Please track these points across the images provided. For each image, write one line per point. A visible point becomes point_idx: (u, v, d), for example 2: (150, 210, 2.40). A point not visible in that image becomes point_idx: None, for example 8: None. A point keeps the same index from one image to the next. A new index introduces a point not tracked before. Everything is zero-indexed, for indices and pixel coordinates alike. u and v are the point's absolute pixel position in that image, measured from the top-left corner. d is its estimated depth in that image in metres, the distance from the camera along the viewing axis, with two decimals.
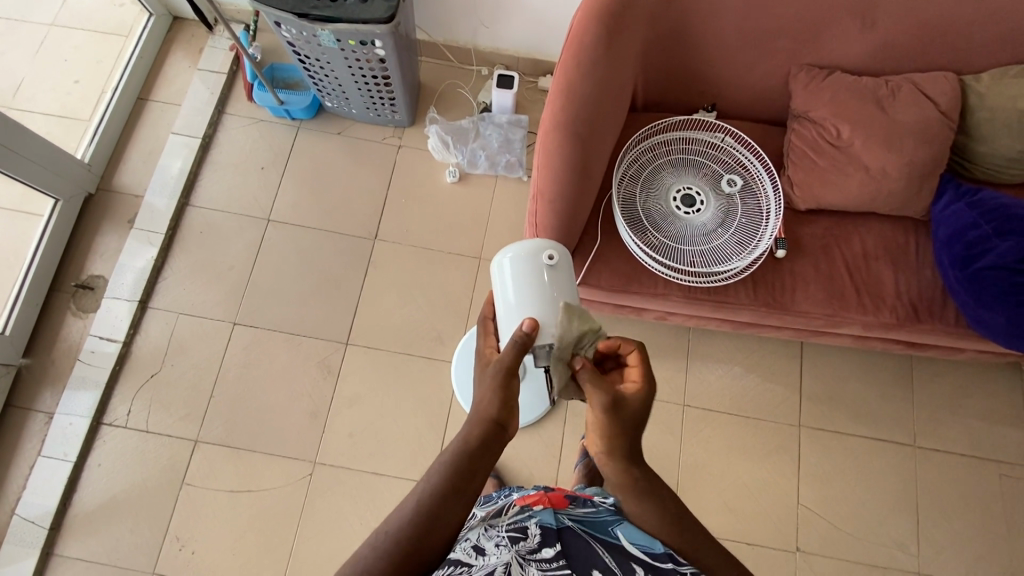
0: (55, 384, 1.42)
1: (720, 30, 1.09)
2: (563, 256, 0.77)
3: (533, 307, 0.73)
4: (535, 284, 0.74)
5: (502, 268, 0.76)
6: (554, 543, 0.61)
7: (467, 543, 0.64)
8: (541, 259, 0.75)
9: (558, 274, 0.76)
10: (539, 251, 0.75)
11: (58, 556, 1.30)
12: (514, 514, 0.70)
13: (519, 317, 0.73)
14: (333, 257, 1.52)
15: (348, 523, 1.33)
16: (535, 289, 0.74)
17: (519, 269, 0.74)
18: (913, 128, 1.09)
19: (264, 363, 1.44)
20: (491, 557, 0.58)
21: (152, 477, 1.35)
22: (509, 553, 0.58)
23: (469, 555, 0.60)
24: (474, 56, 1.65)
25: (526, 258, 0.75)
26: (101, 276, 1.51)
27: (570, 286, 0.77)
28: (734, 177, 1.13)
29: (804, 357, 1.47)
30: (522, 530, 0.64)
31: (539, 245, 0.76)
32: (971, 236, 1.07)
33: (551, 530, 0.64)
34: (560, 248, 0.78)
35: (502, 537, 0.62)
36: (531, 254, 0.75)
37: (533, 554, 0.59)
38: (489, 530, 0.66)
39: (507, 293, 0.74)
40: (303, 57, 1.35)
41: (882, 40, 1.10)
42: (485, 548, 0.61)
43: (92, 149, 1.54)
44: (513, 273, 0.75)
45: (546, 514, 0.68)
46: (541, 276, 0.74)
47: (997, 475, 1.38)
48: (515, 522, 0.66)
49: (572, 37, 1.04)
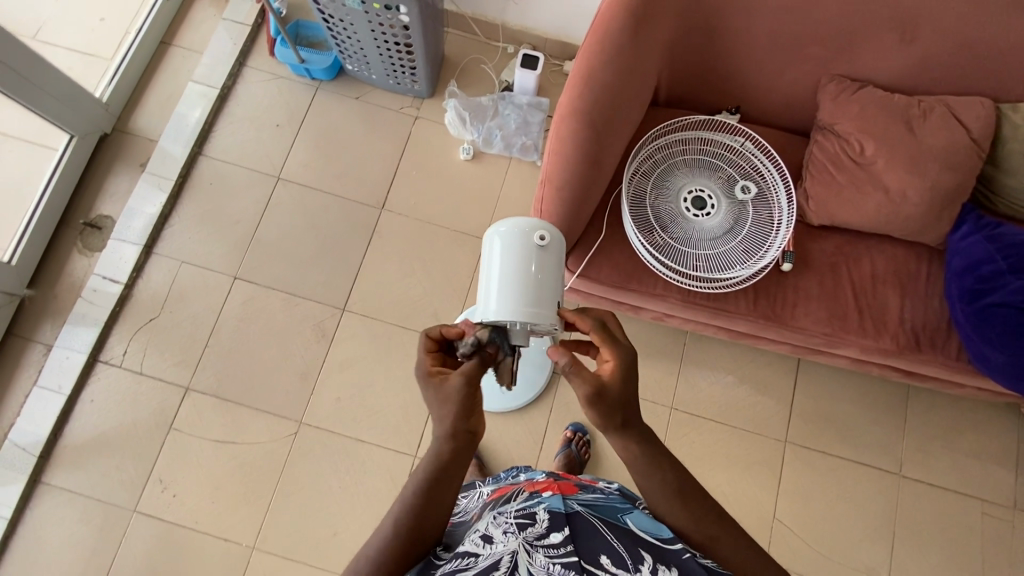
0: (56, 318, 1.45)
1: (753, 30, 1.06)
2: (555, 236, 0.75)
3: (517, 285, 0.72)
4: (522, 263, 0.73)
5: (492, 243, 0.75)
6: (563, 526, 0.60)
7: (477, 534, 0.63)
8: (531, 238, 0.73)
9: (547, 255, 0.74)
10: (530, 230, 0.74)
11: (44, 484, 1.34)
12: (522, 500, 0.70)
13: (500, 287, 0.72)
14: (339, 222, 1.52)
15: (327, 485, 1.35)
16: (521, 265, 0.73)
17: (508, 245, 0.74)
18: (940, 152, 1.05)
19: (260, 320, 1.45)
20: (498, 545, 0.58)
21: (142, 418, 1.38)
22: (516, 540, 0.58)
23: (477, 545, 0.60)
24: (501, 33, 1.62)
25: (516, 235, 0.73)
26: (109, 217, 1.52)
27: (558, 269, 0.75)
28: (749, 184, 1.10)
29: (799, 374, 1.45)
30: (530, 516, 0.63)
31: (531, 224, 0.74)
32: (985, 270, 1.05)
33: (559, 514, 0.63)
34: (554, 229, 0.76)
35: (510, 524, 0.61)
36: (521, 231, 0.74)
37: (541, 540, 0.58)
38: (498, 517, 0.65)
39: (492, 269, 0.74)
40: (327, 16, 1.33)
41: (920, 57, 1.05)
42: (492, 536, 0.60)
43: (111, 89, 1.54)
44: (502, 248, 0.74)
45: (555, 499, 0.66)
46: (529, 255, 0.73)
47: (979, 513, 1.37)
48: (522, 509, 0.65)
49: (598, 23, 1.01)
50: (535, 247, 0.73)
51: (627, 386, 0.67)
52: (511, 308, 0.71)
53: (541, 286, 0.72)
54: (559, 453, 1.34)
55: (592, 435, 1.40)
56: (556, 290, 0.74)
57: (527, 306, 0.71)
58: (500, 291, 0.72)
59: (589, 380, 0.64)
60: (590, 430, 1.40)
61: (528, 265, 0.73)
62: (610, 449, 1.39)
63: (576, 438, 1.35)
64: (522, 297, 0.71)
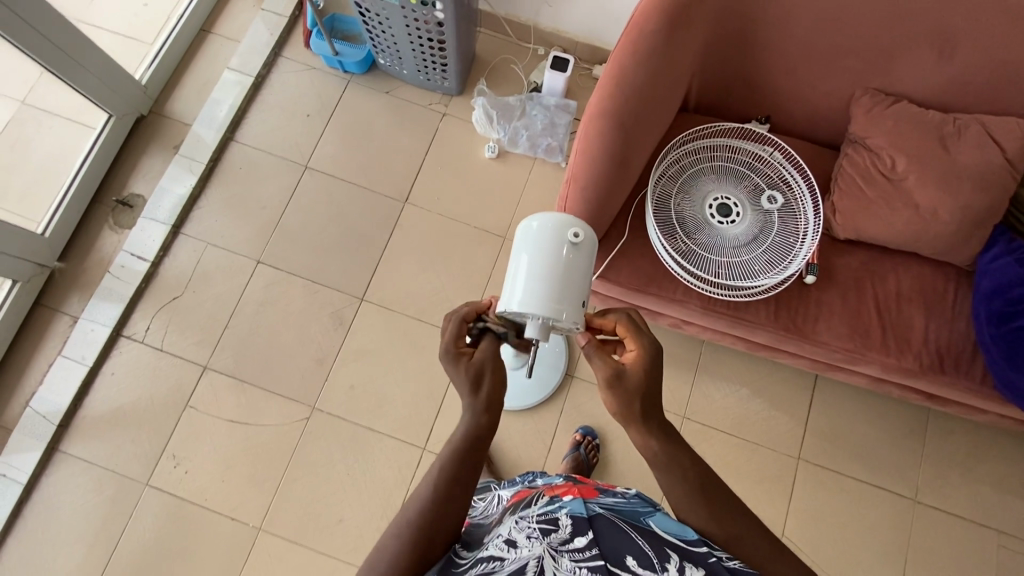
0: (84, 291, 1.48)
1: (787, 40, 1.06)
2: (588, 236, 0.75)
3: (544, 278, 0.72)
4: (553, 258, 0.73)
5: (526, 233, 0.76)
6: (586, 531, 0.61)
7: (499, 538, 0.63)
8: (565, 235, 0.73)
9: (579, 253, 0.74)
10: (565, 227, 0.74)
11: (62, 452, 1.37)
12: (543, 504, 0.69)
13: (529, 281, 0.73)
14: (362, 213, 1.54)
15: (336, 471, 1.36)
16: (553, 261, 0.73)
17: (541, 238, 0.74)
18: (973, 171, 1.03)
19: (280, 305, 1.47)
20: (523, 549, 0.57)
21: (160, 394, 1.41)
22: (541, 545, 0.58)
23: (501, 548, 0.59)
24: (533, 35, 1.63)
25: (551, 229, 0.74)
26: (141, 196, 1.56)
27: (587, 269, 0.75)
28: (776, 194, 1.09)
29: (816, 391, 1.43)
30: (553, 520, 0.63)
31: (567, 220, 0.74)
32: (1014, 294, 1.03)
33: (582, 518, 0.63)
34: (589, 230, 0.75)
35: (534, 529, 0.61)
36: (556, 226, 0.74)
37: (565, 545, 0.59)
38: (520, 521, 0.65)
39: (523, 259, 0.74)
40: (364, 10, 1.35)
41: (957, 75, 1.04)
42: (516, 540, 0.60)
43: (150, 72, 1.58)
44: (535, 240, 0.74)
45: (576, 503, 0.66)
46: (560, 250, 0.73)
47: (996, 545, 1.33)
48: (544, 513, 0.65)
49: (633, 24, 1.01)
50: (568, 244, 0.73)
51: (647, 379, 0.67)
52: (535, 301, 0.72)
53: (571, 285, 0.72)
54: (568, 455, 1.33)
55: (602, 439, 1.39)
56: (582, 291, 0.74)
57: (551, 301, 0.72)
58: (527, 281, 0.73)
59: (608, 366, 0.67)
60: (601, 434, 1.39)
61: (559, 262, 0.73)
62: (620, 455, 1.38)
63: (586, 441, 1.34)
64: (548, 292, 0.72)
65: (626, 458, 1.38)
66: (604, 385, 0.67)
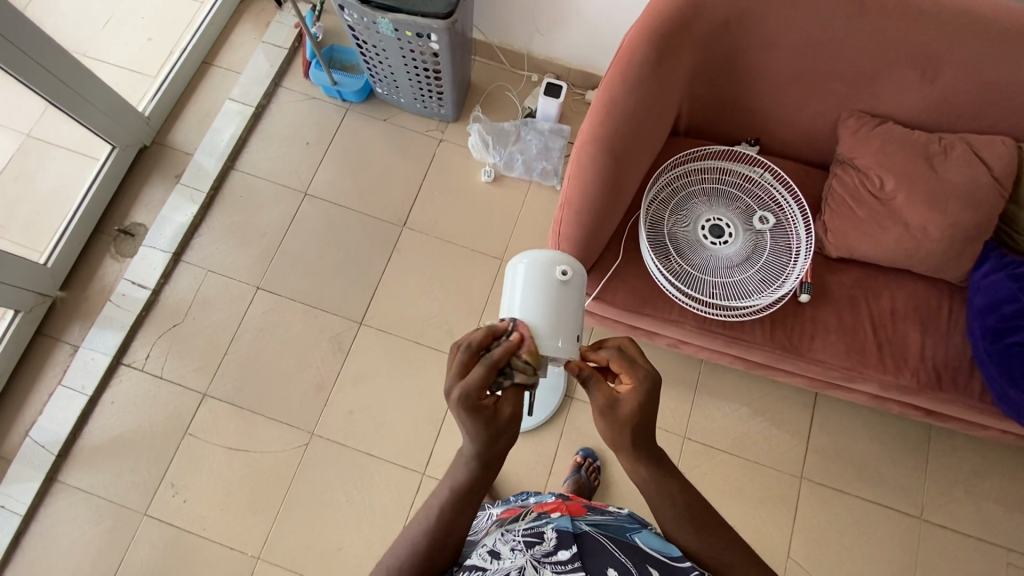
0: (85, 320, 1.49)
1: (772, 65, 1.08)
2: (576, 271, 0.77)
3: (537, 315, 0.73)
4: (544, 294, 0.74)
5: (515, 274, 0.77)
6: (570, 545, 0.60)
7: (484, 549, 0.64)
8: (554, 271, 0.75)
9: (569, 289, 0.75)
10: (553, 264, 0.76)
11: (60, 483, 1.36)
12: (531, 519, 0.70)
13: (522, 320, 0.73)
14: (360, 238, 1.56)
15: (335, 498, 1.36)
16: (543, 297, 0.74)
17: (530, 277, 0.75)
18: (962, 189, 1.04)
19: (281, 330, 1.48)
20: (506, 561, 0.59)
21: (159, 422, 1.40)
22: (524, 556, 0.58)
23: (485, 560, 0.61)
24: (527, 62, 1.67)
25: (539, 267, 0.75)
26: (142, 225, 1.58)
27: (577, 304, 0.76)
28: (767, 215, 1.11)
29: (816, 408, 1.42)
30: (538, 534, 0.63)
31: (554, 257, 0.76)
32: (1007, 309, 1.03)
33: (567, 533, 0.63)
34: (576, 265, 0.77)
35: (518, 541, 0.62)
36: (544, 264, 0.76)
37: (548, 557, 0.58)
38: (506, 534, 0.66)
39: (513, 297, 0.75)
40: (360, 41, 1.39)
41: (940, 96, 1.06)
42: (500, 552, 0.61)
43: (153, 105, 1.62)
44: (524, 280, 0.75)
45: (563, 519, 0.66)
46: (551, 288, 0.74)
47: (1005, 563, 1.31)
48: (530, 527, 0.66)
49: (621, 54, 1.04)
50: (557, 280, 0.75)
51: (642, 409, 0.66)
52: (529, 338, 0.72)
53: (564, 320, 0.73)
54: (568, 478, 1.32)
55: (602, 461, 1.38)
56: (575, 325, 0.75)
57: (546, 337, 0.72)
58: (519, 319, 0.73)
59: (604, 394, 0.66)
60: (601, 456, 1.39)
61: (550, 298, 0.74)
62: (621, 476, 1.37)
63: (586, 463, 1.34)
64: (541, 328, 0.72)
65: (626, 480, 1.37)
66: (600, 414, 0.66)
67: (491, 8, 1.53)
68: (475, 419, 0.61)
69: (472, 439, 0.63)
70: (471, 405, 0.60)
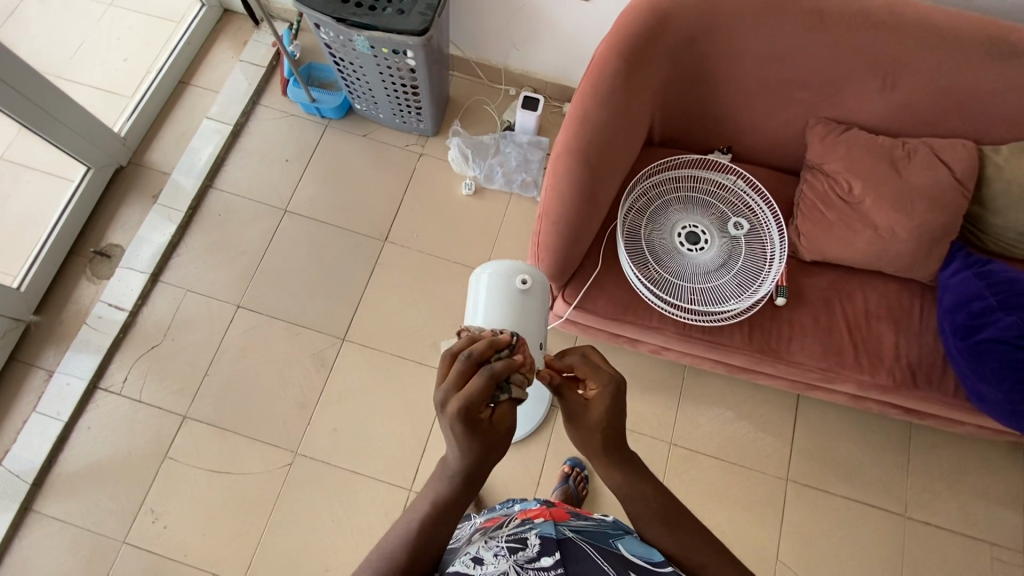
0: (60, 344, 1.46)
1: (741, 75, 1.11)
2: (538, 279, 0.80)
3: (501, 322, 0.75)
4: (507, 303, 0.77)
5: (480, 283, 0.79)
6: (553, 551, 0.60)
7: (467, 555, 0.64)
8: (515, 279, 0.78)
9: (531, 296, 0.78)
10: (516, 274, 0.78)
11: (36, 512, 1.32)
12: (514, 526, 0.69)
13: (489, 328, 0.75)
14: (342, 254, 1.55)
15: (320, 518, 1.33)
16: (508, 306, 0.76)
17: (494, 287, 0.77)
18: (926, 191, 1.07)
19: (262, 349, 1.47)
20: (488, 566, 0.59)
21: (138, 446, 1.38)
22: (507, 562, 0.59)
23: (467, 566, 0.61)
24: (504, 76, 1.69)
25: (501, 276, 0.78)
26: (119, 246, 1.56)
27: (541, 311, 0.79)
28: (741, 221, 1.14)
29: (799, 410, 1.44)
30: (522, 541, 0.63)
31: (516, 266, 0.79)
32: (976, 306, 1.05)
33: (551, 539, 0.63)
34: (537, 273, 0.80)
35: (501, 547, 0.63)
36: (506, 273, 0.78)
37: (531, 563, 0.59)
38: (489, 541, 0.66)
39: (478, 306, 0.78)
40: (338, 59, 1.40)
41: (902, 102, 1.09)
42: (483, 558, 0.61)
43: (130, 125, 1.61)
44: (489, 289, 0.77)
45: (546, 525, 0.66)
46: (514, 296, 0.77)
47: (988, 557, 1.33)
48: (514, 534, 0.65)
49: (593, 67, 1.06)
50: (520, 289, 0.77)
51: (609, 414, 0.66)
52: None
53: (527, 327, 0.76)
54: (556, 488, 1.32)
55: (589, 470, 1.38)
56: (538, 331, 0.77)
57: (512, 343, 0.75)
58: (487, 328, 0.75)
59: (569, 401, 0.68)
60: (588, 465, 1.39)
61: (513, 306, 0.76)
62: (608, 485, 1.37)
63: (574, 473, 1.33)
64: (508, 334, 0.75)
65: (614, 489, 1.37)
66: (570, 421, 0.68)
67: (467, 24, 1.55)
68: (469, 433, 0.61)
69: (464, 450, 0.63)
70: (466, 417, 0.60)
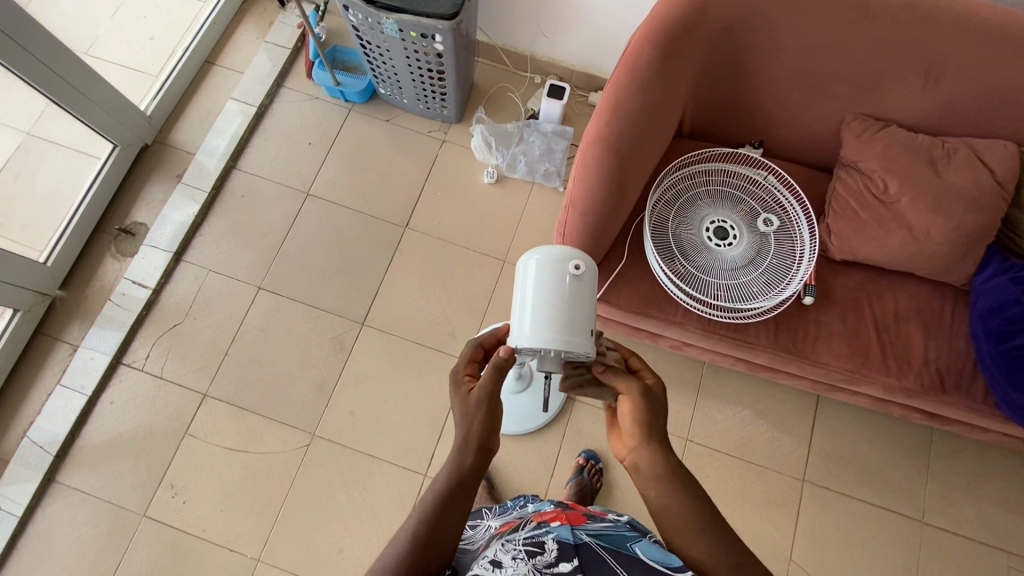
0: (84, 319, 1.49)
1: (777, 67, 1.08)
2: (588, 266, 0.77)
3: (551, 312, 0.74)
4: (557, 292, 0.74)
5: (529, 268, 0.77)
6: (572, 557, 0.60)
7: (485, 558, 0.64)
8: (567, 267, 0.75)
9: (581, 284, 0.75)
10: (565, 260, 0.75)
11: (58, 483, 1.35)
12: (531, 529, 0.70)
13: (535, 317, 0.74)
14: (363, 239, 1.55)
15: (335, 500, 1.35)
16: (556, 293, 0.74)
17: (543, 273, 0.75)
18: (965, 192, 1.04)
19: (281, 330, 1.47)
20: (507, 569, 0.59)
21: (159, 422, 1.40)
22: (526, 565, 0.58)
23: (486, 569, 0.60)
24: (530, 64, 1.67)
25: (552, 263, 0.75)
26: (143, 224, 1.57)
27: (590, 299, 0.77)
28: (771, 217, 1.11)
29: (818, 411, 1.42)
30: (539, 545, 0.63)
31: (567, 252, 0.76)
32: (1011, 312, 1.02)
33: (568, 544, 0.63)
34: (588, 260, 0.77)
35: (519, 550, 0.62)
36: (557, 260, 0.75)
37: (550, 568, 0.58)
38: (507, 543, 0.66)
39: (526, 296, 0.76)
40: (365, 42, 1.39)
41: (944, 100, 1.06)
42: (501, 561, 0.61)
43: (156, 103, 1.61)
44: (537, 275, 0.75)
45: (563, 530, 0.66)
46: (563, 284, 0.75)
47: (1006, 566, 1.31)
48: (531, 537, 0.65)
49: (627, 55, 1.04)
50: (569, 276, 0.75)
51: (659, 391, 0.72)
52: (544, 335, 0.73)
53: (576, 317, 0.74)
54: (570, 480, 1.32)
55: (605, 463, 1.38)
56: (588, 320, 0.75)
57: (558, 334, 0.73)
58: (533, 319, 0.74)
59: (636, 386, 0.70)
60: (604, 458, 1.38)
61: (562, 293, 0.74)
62: (622, 479, 1.37)
63: (589, 465, 1.33)
64: (555, 324, 0.73)
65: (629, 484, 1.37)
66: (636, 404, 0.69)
67: (495, 10, 1.53)
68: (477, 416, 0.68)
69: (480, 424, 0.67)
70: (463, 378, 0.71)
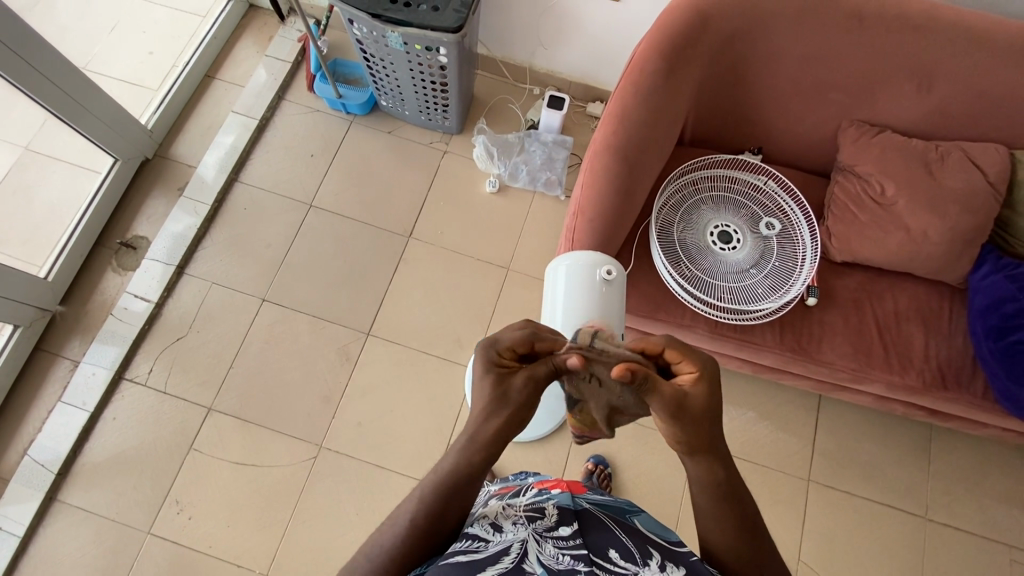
0: (85, 334, 1.47)
1: (776, 75, 1.12)
2: (618, 274, 0.90)
3: (583, 312, 0.86)
4: (588, 290, 0.88)
5: (567, 269, 0.91)
6: (572, 521, 0.61)
7: (485, 520, 0.64)
8: (599, 272, 0.88)
9: (610, 287, 0.88)
10: (599, 266, 0.89)
11: (60, 502, 1.32)
12: (531, 495, 0.71)
13: (568, 308, 0.87)
14: (367, 249, 1.56)
15: (343, 511, 1.34)
16: (589, 292, 0.87)
17: (577, 274, 0.89)
18: (960, 195, 1.08)
19: (286, 342, 1.47)
20: (508, 534, 0.59)
21: (164, 438, 1.38)
22: (526, 530, 0.59)
23: (486, 532, 0.61)
24: (529, 75, 1.71)
25: (587, 268, 0.89)
26: (145, 238, 1.57)
27: (617, 301, 0.89)
28: (773, 221, 1.15)
29: (821, 411, 1.45)
30: (539, 510, 0.64)
31: (601, 261, 0.90)
32: (1008, 309, 1.06)
33: (568, 510, 0.64)
34: (619, 269, 0.91)
35: (520, 516, 0.63)
36: (592, 265, 0.89)
37: (550, 532, 0.59)
38: (507, 509, 0.66)
39: (560, 290, 0.90)
40: (368, 55, 1.41)
41: (936, 106, 1.10)
42: (501, 526, 0.61)
43: (156, 117, 1.62)
44: (572, 276, 0.89)
45: (563, 496, 0.68)
46: (595, 284, 0.88)
47: (1008, 561, 1.34)
48: (531, 503, 0.67)
49: (633, 65, 1.07)
50: (601, 279, 0.88)
51: (711, 398, 0.62)
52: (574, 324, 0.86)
53: (603, 313, 0.86)
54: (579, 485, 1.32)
55: (612, 468, 1.38)
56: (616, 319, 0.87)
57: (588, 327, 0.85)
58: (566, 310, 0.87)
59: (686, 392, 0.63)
60: (611, 462, 1.39)
61: (593, 291, 0.88)
62: (630, 483, 1.37)
63: (598, 469, 1.33)
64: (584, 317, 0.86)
65: (636, 487, 1.37)
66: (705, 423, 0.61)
67: (496, 23, 1.56)
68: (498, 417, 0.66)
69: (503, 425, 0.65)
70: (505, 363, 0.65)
